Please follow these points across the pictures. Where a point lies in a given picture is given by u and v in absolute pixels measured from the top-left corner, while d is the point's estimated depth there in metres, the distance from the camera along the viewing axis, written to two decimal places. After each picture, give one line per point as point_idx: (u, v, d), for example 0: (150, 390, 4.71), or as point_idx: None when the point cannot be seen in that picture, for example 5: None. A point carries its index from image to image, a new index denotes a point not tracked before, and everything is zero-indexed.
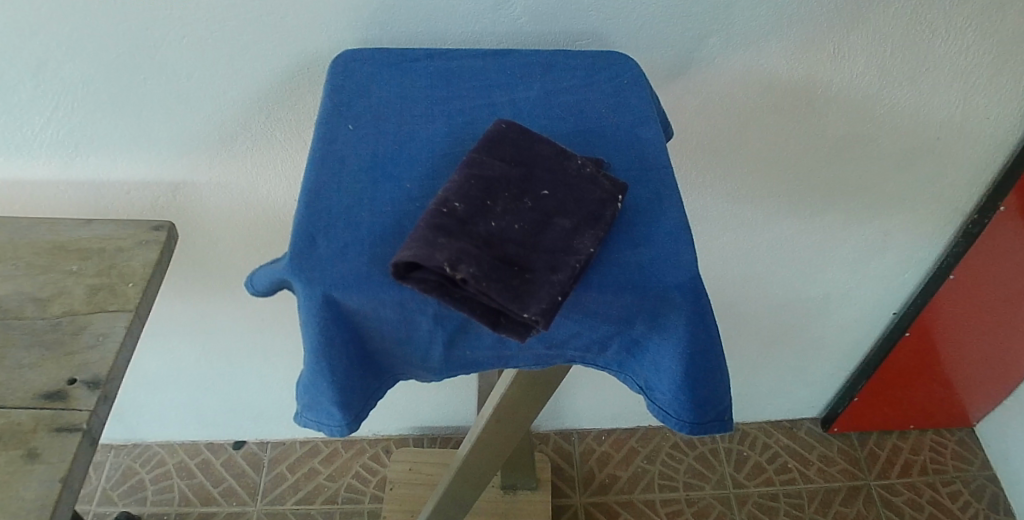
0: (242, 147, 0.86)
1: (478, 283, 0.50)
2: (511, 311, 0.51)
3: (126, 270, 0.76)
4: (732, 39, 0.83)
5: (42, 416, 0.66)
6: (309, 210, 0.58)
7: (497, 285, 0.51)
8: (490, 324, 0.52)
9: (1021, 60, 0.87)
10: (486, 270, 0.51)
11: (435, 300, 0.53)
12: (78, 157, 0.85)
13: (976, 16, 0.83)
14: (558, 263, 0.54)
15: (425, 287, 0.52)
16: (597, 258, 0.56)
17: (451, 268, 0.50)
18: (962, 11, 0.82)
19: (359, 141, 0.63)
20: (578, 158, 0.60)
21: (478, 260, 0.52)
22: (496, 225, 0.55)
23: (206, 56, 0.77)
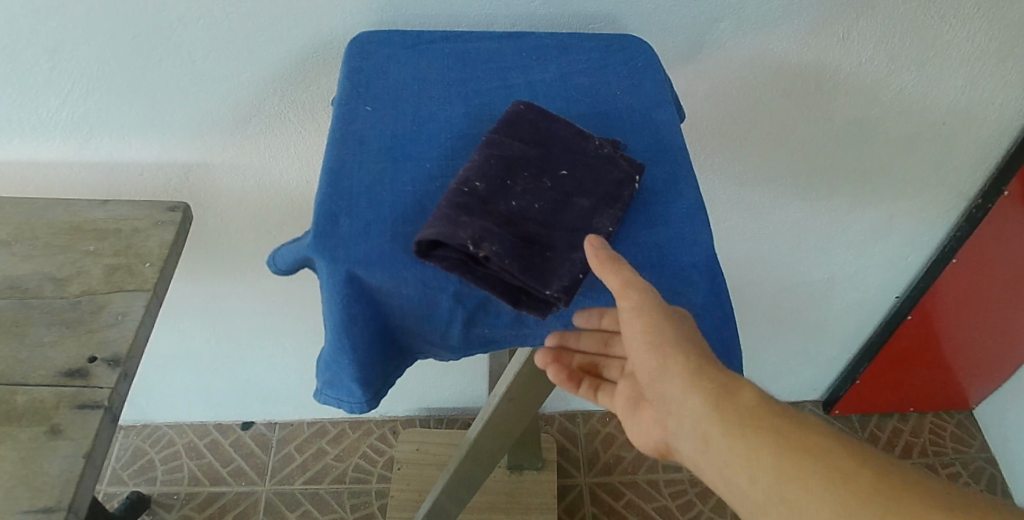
0: (255, 129, 0.87)
1: (502, 261, 0.52)
2: (533, 289, 0.52)
3: (143, 250, 0.77)
4: (743, 24, 0.84)
5: (64, 393, 0.67)
6: (332, 188, 0.59)
7: (520, 262, 0.52)
8: (511, 301, 0.53)
9: None
10: (508, 248, 0.52)
11: (457, 278, 0.54)
12: (92, 139, 0.85)
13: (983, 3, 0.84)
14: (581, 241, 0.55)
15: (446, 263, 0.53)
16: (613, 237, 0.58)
17: (472, 244, 0.51)
18: None
19: (379, 122, 0.64)
20: (596, 139, 0.61)
21: (500, 238, 0.53)
22: (517, 204, 0.56)
23: (222, 37, 0.77)
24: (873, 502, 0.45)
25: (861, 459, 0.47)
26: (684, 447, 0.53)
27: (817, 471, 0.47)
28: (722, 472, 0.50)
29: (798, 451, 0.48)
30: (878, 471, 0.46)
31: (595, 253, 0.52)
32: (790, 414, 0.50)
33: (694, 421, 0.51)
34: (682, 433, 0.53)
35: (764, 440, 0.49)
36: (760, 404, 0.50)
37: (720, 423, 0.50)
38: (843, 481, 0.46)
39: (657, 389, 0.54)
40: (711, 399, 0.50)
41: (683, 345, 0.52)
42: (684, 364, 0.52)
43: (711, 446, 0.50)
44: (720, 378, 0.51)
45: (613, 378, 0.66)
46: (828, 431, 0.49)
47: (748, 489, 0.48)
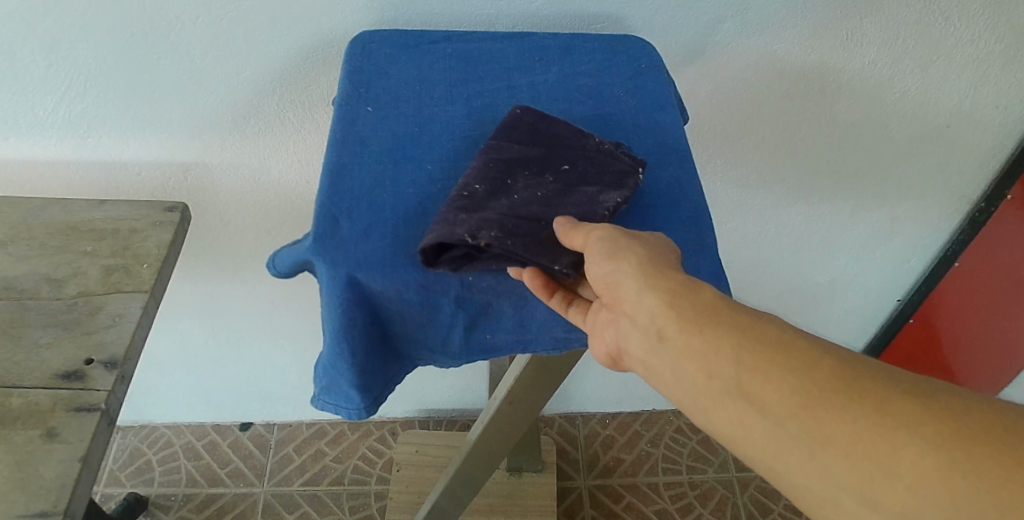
0: (254, 128, 0.86)
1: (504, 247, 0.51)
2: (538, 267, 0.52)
3: (141, 251, 0.76)
4: (745, 25, 0.83)
5: (60, 396, 0.66)
6: (332, 191, 0.58)
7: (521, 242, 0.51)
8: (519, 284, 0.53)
9: None
10: (508, 234, 0.52)
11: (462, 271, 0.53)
12: (90, 138, 0.84)
13: (988, 6, 0.83)
14: (589, 213, 0.54)
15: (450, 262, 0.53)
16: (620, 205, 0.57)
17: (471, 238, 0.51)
18: None
19: (380, 124, 0.63)
20: (596, 136, 0.60)
21: (500, 226, 0.52)
22: (517, 198, 0.55)
23: (220, 35, 0.76)
24: (912, 428, 0.41)
25: (891, 387, 0.43)
26: (647, 358, 0.50)
27: (847, 413, 0.43)
28: (752, 438, 0.46)
29: (825, 397, 0.44)
30: (903, 392, 0.43)
31: (562, 230, 0.52)
32: (789, 340, 0.47)
33: (663, 334, 0.49)
34: (643, 340, 0.50)
35: (786, 391, 0.45)
36: (742, 324, 0.48)
37: (715, 358, 0.47)
38: (878, 415, 0.42)
39: (610, 288, 0.52)
40: (671, 306, 0.49)
41: (634, 247, 0.51)
42: (637, 264, 0.50)
43: (684, 363, 0.48)
44: (676, 280, 0.49)
45: (588, 296, 0.57)
46: (838, 354, 0.45)
47: (779, 449, 0.44)
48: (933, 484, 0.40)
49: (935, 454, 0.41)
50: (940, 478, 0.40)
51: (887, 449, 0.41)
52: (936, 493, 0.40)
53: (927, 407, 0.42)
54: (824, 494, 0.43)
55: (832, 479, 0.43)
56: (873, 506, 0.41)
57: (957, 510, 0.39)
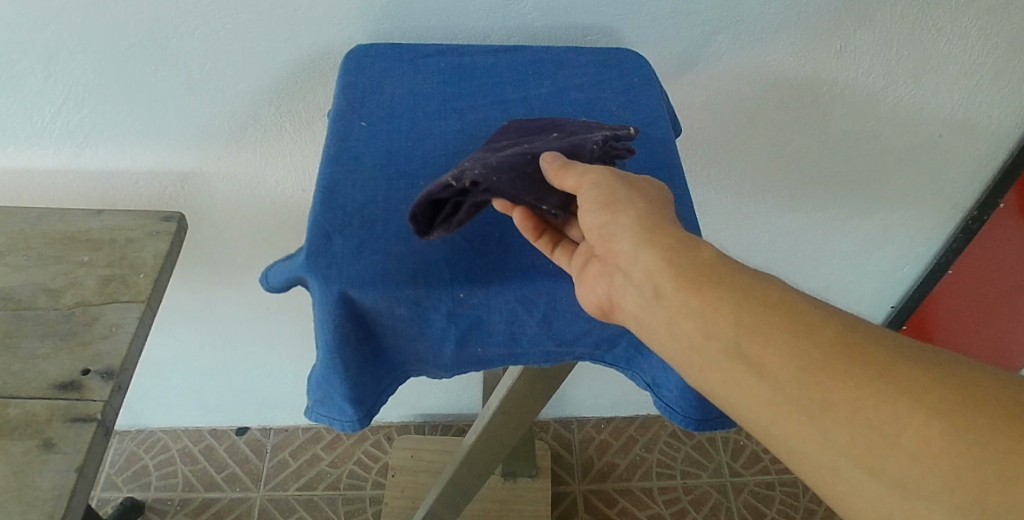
0: (251, 138, 0.86)
1: (492, 186, 0.51)
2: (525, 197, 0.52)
3: (137, 261, 0.77)
4: (739, 37, 0.84)
5: (57, 406, 0.67)
6: (325, 207, 0.59)
7: (507, 178, 0.51)
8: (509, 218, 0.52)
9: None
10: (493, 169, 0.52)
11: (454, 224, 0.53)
12: (88, 147, 0.85)
13: (980, 17, 0.84)
14: (576, 148, 0.55)
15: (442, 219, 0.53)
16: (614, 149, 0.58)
17: (457, 182, 0.51)
18: (967, 10, 0.83)
19: (374, 139, 0.64)
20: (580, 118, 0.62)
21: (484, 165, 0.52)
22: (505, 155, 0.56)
23: (218, 47, 0.77)
24: (917, 397, 0.41)
25: (896, 354, 0.43)
26: (642, 314, 0.50)
27: (849, 378, 0.42)
28: (750, 401, 0.45)
29: (827, 361, 0.43)
30: (911, 359, 0.42)
31: (552, 168, 0.53)
32: (791, 302, 0.46)
33: (659, 290, 0.49)
34: (638, 296, 0.50)
35: (787, 355, 0.44)
36: (743, 286, 0.47)
37: (713, 319, 0.47)
38: (883, 383, 0.42)
39: (605, 240, 0.52)
40: (670, 263, 0.49)
41: (632, 200, 0.52)
42: (638, 223, 0.50)
43: (681, 321, 0.48)
44: (676, 239, 0.50)
45: (575, 237, 0.57)
46: (841, 317, 0.45)
47: (778, 413, 0.44)
48: (938, 454, 0.39)
49: (942, 424, 0.40)
50: (944, 448, 0.39)
51: (891, 416, 0.41)
52: (940, 463, 0.39)
53: (936, 375, 0.41)
54: (822, 459, 0.43)
55: (831, 444, 0.42)
56: (875, 474, 0.41)
57: (961, 480, 0.39)
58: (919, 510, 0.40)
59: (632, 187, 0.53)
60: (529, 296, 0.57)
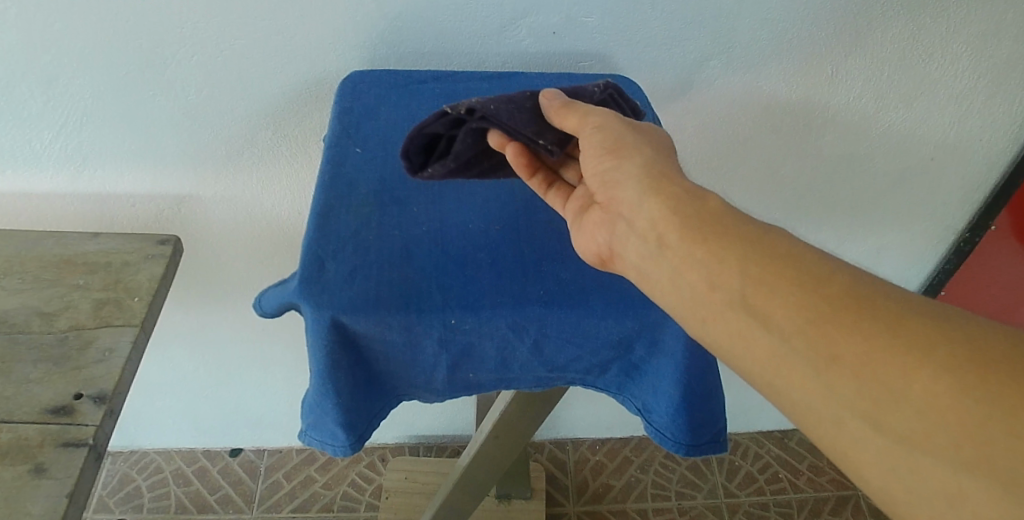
0: (247, 162, 0.87)
1: (486, 110, 0.54)
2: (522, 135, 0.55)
3: (132, 284, 0.77)
4: (732, 63, 0.85)
5: (48, 431, 0.66)
6: (318, 233, 0.59)
7: (501, 105, 0.55)
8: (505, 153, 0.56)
9: (1014, 84, 0.89)
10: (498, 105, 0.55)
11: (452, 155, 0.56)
12: (86, 171, 0.85)
13: (970, 44, 0.85)
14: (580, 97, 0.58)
15: (438, 154, 0.57)
16: (619, 101, 0.61)
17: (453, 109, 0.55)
18: (958, 36, 0.84)
19: (367, 164, 0.65)
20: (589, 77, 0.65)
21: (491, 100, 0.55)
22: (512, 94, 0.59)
23: (215, 73, 0.78)
24: (925, 351, 0.42)
25: (904, 308, 0.44)
26: (643, 263, 0.52)
27: (855, 331, 0.44)
28: (755, 354, 0.47)
29: (833, 314, 0.45)
30: (919, 315, 0.44)
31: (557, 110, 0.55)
32: (800, 254, 0.48)
33: (664, 240, 0.51)
34: (641, 246, 0.52)
35: (793, 307, 0.46)
36: (751, 238, 0.49)
37: (720, 270, 0.48)
38: (890, 336, 0.43)
39: (609, 190, 0.54)
40: (676, 214, 0.51)
41: (638, 151, 0.54)
42: (645, 175, 0.52)
43: (688, 272, 0.50)
44: (683, 191, 0.52)
45: (571, 181, 0.61)
46: (849, 272, 0.46)
47: (783, 365, 0.46)
48: (944, 408, 0.41)
49: (950, 379, 0.41)
50: (951, 401, 0.41)
51: (898, 370, 0.42)
52: (947, 416, 0.41)
53: (943, 331, 0.43)
54: (826, 413, 0.44)
55: (836, 396, 0.44)
56: (881, 429, 0.42)
57: (968, 434, 0.40)
58: (923, 465, 0.41)
59: (637, 133, 0.55)
60: (520, 322, 0.57)
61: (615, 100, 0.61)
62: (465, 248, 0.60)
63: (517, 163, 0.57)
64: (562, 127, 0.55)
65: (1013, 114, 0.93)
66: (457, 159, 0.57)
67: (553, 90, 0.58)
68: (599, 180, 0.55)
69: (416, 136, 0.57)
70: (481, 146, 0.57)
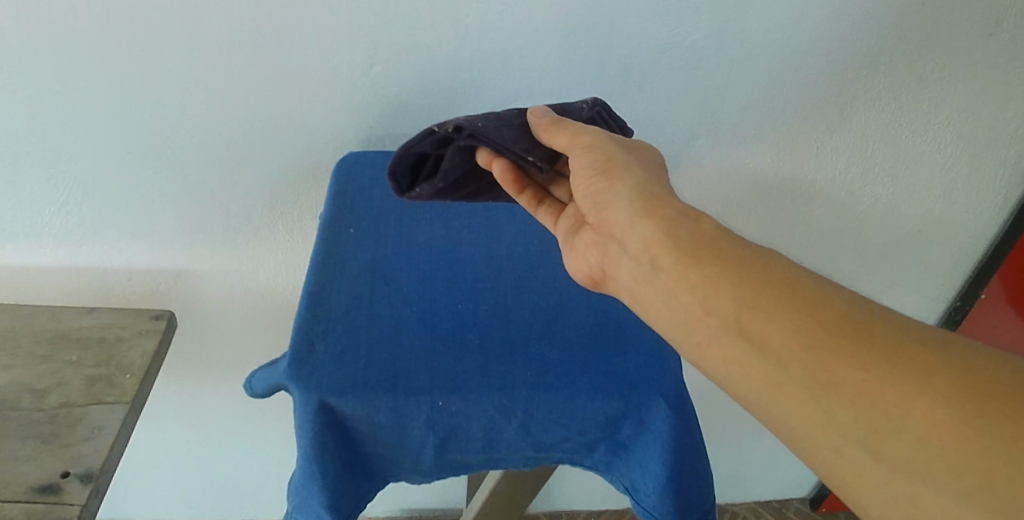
0: (244, 236, 0.89)
1: (474, 128, 0.55)
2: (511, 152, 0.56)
3: (125, 360, 0.78)
4: (718, 141, 0.87)
5: (34, 511, 0.65)
6: (310, 314, 0.60)
7: (489, 123, 0.56)
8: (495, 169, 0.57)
9: (995, 158, 0.92)
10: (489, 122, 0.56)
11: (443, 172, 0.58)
12: (84, 245, 0.87)
13: (951, 118, 0.87)
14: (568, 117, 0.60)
15: (426, 172, 0.60)
16: (607, 119, 0.64)
17: (440, 128, 0.56)
18: (939, 113, 0.87)
19: (360, 246, 0.66)
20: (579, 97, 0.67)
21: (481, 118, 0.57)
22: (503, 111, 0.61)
23: (215, 151, 0.80)
24: (927, 381, 0.41)
25: (905, 337, 0.43)
26: (637, 284, 0.53)
27: (854, 360, 0.43)
28: (753, 380, 0.47)
29: (832, 343, 0.44)
30: (921, 344, 0.43)
31: (547, 128, 0.56)
32: (796, 279, 0.48)
33: (656, 261, 0.51)
34: (634, 267, 0.53)
35: (787, 333, 0.45)
36: (745, 261, 0.49)
37: (714, 293, 0.48)
38: (888, 363, 0.42)
39: (600, 213, 0.55)
40: (669, 236, 0.51)
41: (629, 172, 0.55)
42: (636, 198, 0.53)
43: (681, 296, 0.50)
44: (676, 213, 0.52)
45: (561, 198, 0.63)
46: (848, 297, 0.46)
47: (777, 391, 0.45)
48: (943, 437, 0.40)
49: (950, 409, 0.40)
50: (952, 432, 0.40)
51: (898, 400, 0.41)
52: (946, 445, 0.40)
53: (945, 359, 0.42)
54: (826, 442, 0.44)
55: (834, 425, 0.43)
56: (879, 458, 0.42)
57: (968, 465, 0.39)
58: (925, 497, 0.40)
59: (629, 155, 0.56)
60: (507, 403, 0.57)
61: (602, 118, 0.63)
62: (453, 329, 0.61)
63: (505, 180, 0.58)
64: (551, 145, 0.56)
65: (995, 187, 0.95)
66: (445, 178, 0.59)
67: (544, 107, 0.59)
68: (591, 200, 0.56)
69: (404, 155, 0.59)
70: (470, 163, 0.59)
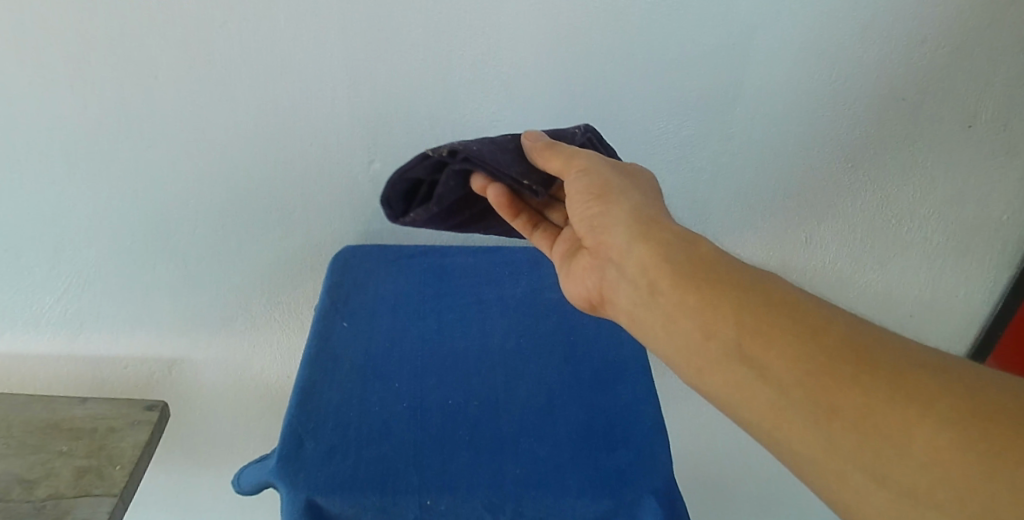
0: (241, 325, 0.90)
1: (468, 152, 0.58)
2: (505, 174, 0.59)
3: (115, 452, 0.78)
4: (708, 232, 0.90)
5: None
6: (300, 409, 0.61)
7: (484, 147, 0.59)
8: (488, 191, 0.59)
9: (983, 245, 0.93)
10: (485, 146, 0.59)
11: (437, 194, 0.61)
12: (82, 335, 0.87)
13: (936, 208, 0.89)
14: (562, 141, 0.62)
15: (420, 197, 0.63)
16: (599, 145, 0.66)
17: (435, 152, 0.59)
18: (925, 202, 0.89)
19: (354, 340, 0.68)
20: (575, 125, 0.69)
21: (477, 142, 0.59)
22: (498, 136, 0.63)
23: (215, 243, 0.82)
24: (930, 407, 0.41)
25: (903, 360, 0.44)
26: (635, 309, 0.54)
27: (856, 385, 0.43)
28: (752, 405, 0.47)
29: (832, 367, 0.44)
30: (923, 368, 0.43)
31: (542, 152, 0.59)
32: (797, 302, 0.48)
33: (654, 286, 0.51)
34: (633, 292, 0.53)
35: (789, 359, 0.45)
36: (744, 286, 0.49)
37: (714, 318, 0.49)
38: (892, 388, 0.42)
39: (598, 237, 0.56)
40: (666, 261, 0.51)
41: (626, 196, 0.55)
42: (633, 222, 0.54)
43: (682, 322, 0.50)
44: (673, 238, 0.53)
45: (556, 221, 0.65)
46: (850, 322, 0.46)
47: (780, 418, 0.45)
48: (948, 464, 0.40)
49: (954, 434, 0.40)
50: (956, 458, 0.40)
51: (900, 424, 0.42)
52: (951, 470, 0.40)
53: (948, 382, 0.42)
54: (827, 467, 0.44)
55: (836, 449, 0.43)
56: (885, 485, 0.42)
57: (974, 491, 0.39)
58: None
59: (626, 179, 0.57)
60: (495, 502, 0.57)
61: (594, 144, 0.65)
62: (443, 426, 0.62)
63: (500, 204, 0.60)
64: (546, 167, 0.59)
65: (984, 272, 0.96)
66: (439, 202, 0.62)
67: (538, 132, 0.62)
68: (588, 225, 0.57)
69: (398, 180, 0.62)
70: (465, 189, 0.62)
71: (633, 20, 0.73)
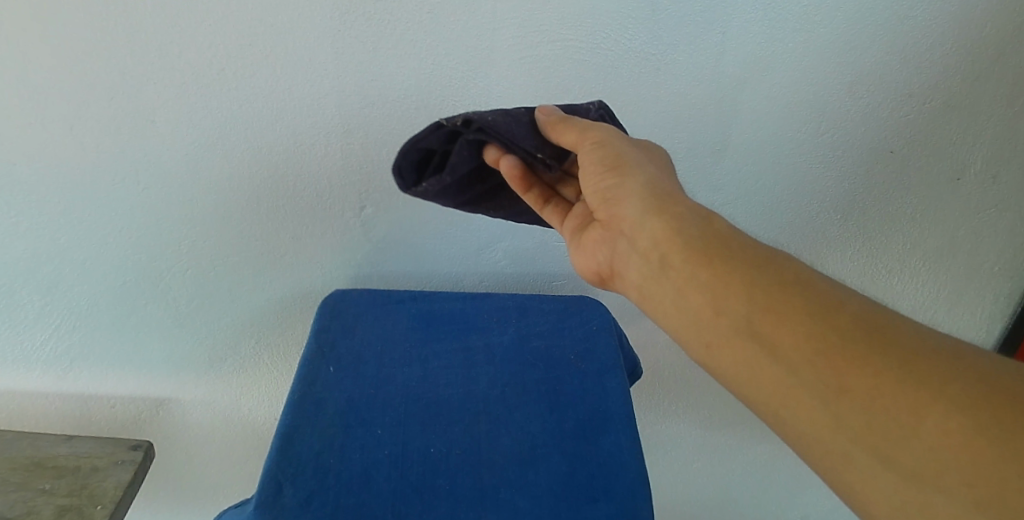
0: (230, 366, 0.90)
1: (483, 122, 0.58)
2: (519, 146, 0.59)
3: (96, 491, 0.77)
4: None
5: None
6: (281, 455, 0.62)
7: (498, 119, 0.59)
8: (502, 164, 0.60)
9: (970, 297, 0.94)
10: (499, 117, 0.59)
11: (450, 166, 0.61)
12: (71, 373, 0.88)
13: (929, 258, 0.91)
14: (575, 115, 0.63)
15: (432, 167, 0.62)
16: (612, 121, 0.66)
17: (449, 121, 0.59)
18: (914, 253, 0.90)
19: (337, 386, 0.68)
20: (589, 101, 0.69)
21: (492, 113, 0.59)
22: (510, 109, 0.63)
23: (209, 284, 0.83)
24: (939, 390, 0.43)
25: (915, 342, 0.45)
26: (646, 282, 0.55)
27: (867, 362, 0.44)
28: (762, 382, 0.48)
29: (842, 345, 0.45)
30: (933, 351, 0.44)
31: (557, 125, 0.59)
32: (810, 282, 0.49)
33: (665, 260, 0.54)
34: (644, 265, 0.55)
35: (801, 336, 0.47)
36: (757, 263, 0.51)
37: (726, 295, 0.50)
38: (903, 369, 0.44)
39: (612, 210, 0.58)
40: (678, 236, 0.53)
41: (640, 171, 0.57)
42: (646, 196, 0.56)
43: (695, 298, 0.51)
44: (687, 215, 0.54)
45: (567, 197, 0.66)
46: (861, 303, 0.47)
47: (788, 397, 0.47)
48: (955, 447, 0.41)
49: (962, 418, 0.41)
50: (963, 440, 0.41)
51: (910, 405, 0.43)
52: (958, 453, 0.41)
53: (959, 366, 0.43)
54: (834, 445, 0.45)
55: (843, 428, 0.44)
56: (892, 466, 0.43)
57: (979, 473, 0.40)
58: (933, 502, 0.41)
59: (640, 157, 0.59)
60: None
61: (607, 120, 0.65)
62: (424, 473, 0.62)
63: (513, 176, 0.61)
64: (560, 141, 0.59)
65: (972, 324, 0.97)
66: (452, 173, 0.61)
67: (550, 105, 0.62)
68: (601, 198, 0.58)
69: (411, 150, 0.61)
70: (477, 160, 0.62)
71: (623, 74, 0.75)
